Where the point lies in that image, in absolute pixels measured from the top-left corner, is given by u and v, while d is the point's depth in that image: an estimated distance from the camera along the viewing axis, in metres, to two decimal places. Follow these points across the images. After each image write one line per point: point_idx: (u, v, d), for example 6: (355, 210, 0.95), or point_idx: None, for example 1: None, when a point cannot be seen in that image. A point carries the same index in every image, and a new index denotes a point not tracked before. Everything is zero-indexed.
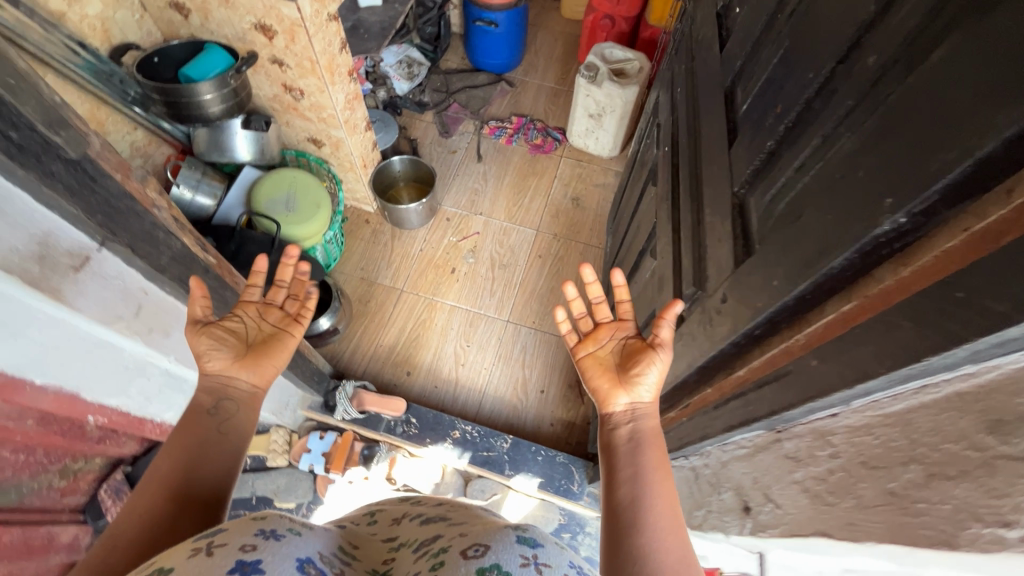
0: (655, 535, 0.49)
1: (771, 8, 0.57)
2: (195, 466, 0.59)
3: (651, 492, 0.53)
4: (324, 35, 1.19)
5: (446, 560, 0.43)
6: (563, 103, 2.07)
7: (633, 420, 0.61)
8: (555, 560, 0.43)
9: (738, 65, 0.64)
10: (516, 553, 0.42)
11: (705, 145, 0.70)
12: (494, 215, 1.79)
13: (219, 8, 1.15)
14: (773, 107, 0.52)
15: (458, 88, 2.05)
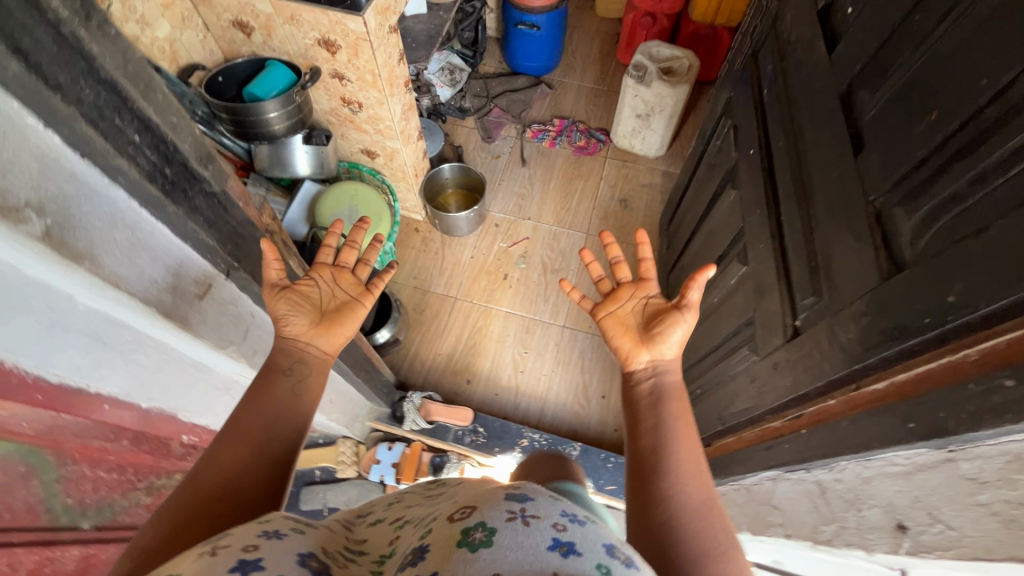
0: (675, 479, 0.57)
1: (904, 9, 0.55)
2: (266, 430, 0.61)
3: (672, 441, 0.61)
4: (386, 47, 1.19)
5: (434, 529, 0.42)
6: (603, 103, 2.05)
7: (655, 375, 0.69)
8: (544, 511, 0.41)
9: (857, 67, 0.62)
10: (502, 509, 0.40)
11: (817, 150, 0.68)
12: (543, 219, 1.78)
13: (283, 25, 1.15)
14: (926, 113, 0.50)
15: (498, 93, 2.04)
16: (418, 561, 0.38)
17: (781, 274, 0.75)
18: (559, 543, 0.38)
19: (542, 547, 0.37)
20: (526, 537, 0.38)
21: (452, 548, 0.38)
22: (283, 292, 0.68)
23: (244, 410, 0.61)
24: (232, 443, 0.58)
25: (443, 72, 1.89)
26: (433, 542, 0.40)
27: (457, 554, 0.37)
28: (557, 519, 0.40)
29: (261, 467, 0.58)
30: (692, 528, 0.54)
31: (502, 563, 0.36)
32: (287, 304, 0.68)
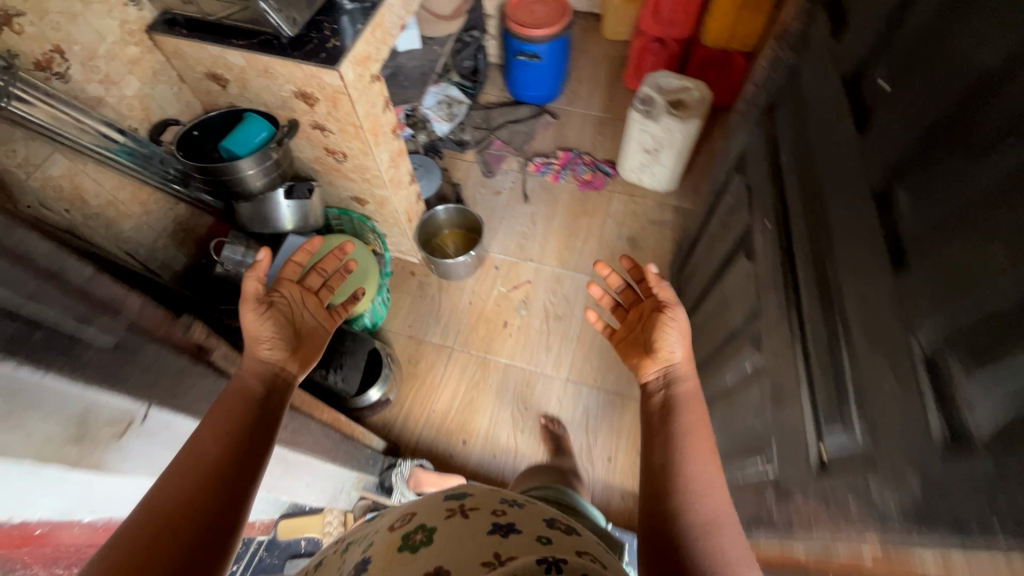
0: (687, 496, 0.60)
1: (955, 100, 0.44)
2: (231, 449, 0.57)
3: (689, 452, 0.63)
4: (368, 97, 1.12)
5: (375, 540, 0.50)
6: (610, 133, 1.95)
7: (667, 391, 0.72)
8: (483, 503, 0.52)
9: (894, 159, 0.51)
10: (444, 506, 0.52)
11: (848, 251, 0.57)
12: (545, 261, 1.68)
13: (257, 78, 1.08)
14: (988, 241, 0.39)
15: (499, 123, 1.95)
16: (362, 569, 0.46)
17: (805, 385, 0.64)
18: (499, 527, 0.48)
19: (483, 529, 0.47)
20: (464, 522, 0.48)
21: (394, 551, 0.46)
22: (264, 305, 0.72)
23: (209, 424, 0.59)
24: (191, 457, 0.54)
25: (440, 105, 1.81)
26: (376, 550, 0.47)
27: (399, 555, 0.45)
28: (497, 509, 0.51)
29: (224, 489, 0.54)
30: (701, 545, 0.56)
31: (440, 548, 0.45)
32: (268, 320, 0.72)
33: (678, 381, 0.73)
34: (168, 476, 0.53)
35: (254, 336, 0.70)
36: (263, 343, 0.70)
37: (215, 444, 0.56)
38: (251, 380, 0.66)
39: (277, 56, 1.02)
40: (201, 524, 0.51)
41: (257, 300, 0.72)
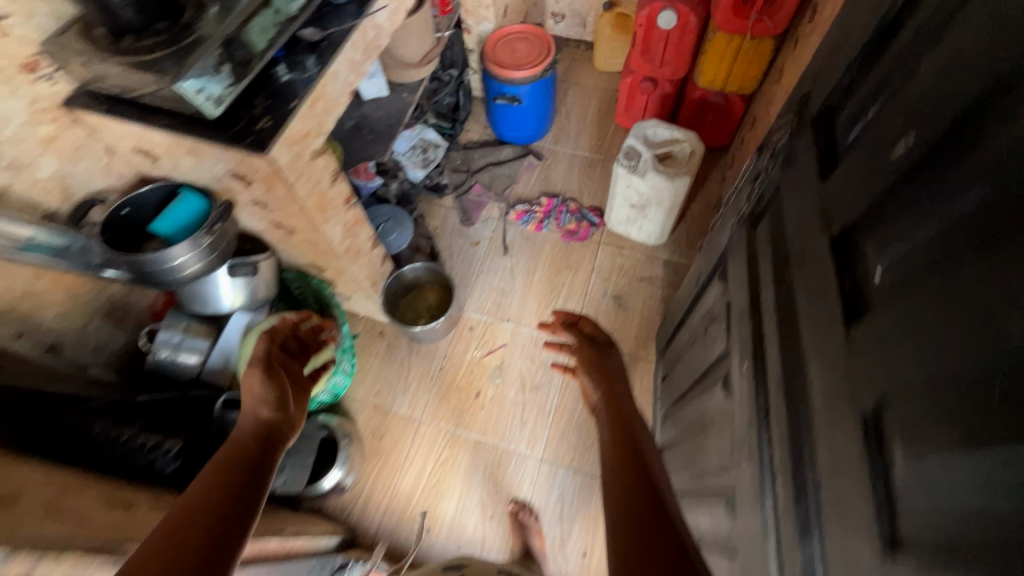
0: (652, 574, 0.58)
1: (980, 367, 0.32)
2: (252, 463, 0.68)
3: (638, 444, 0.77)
4: (311, 175, 1.01)
5: None
6: (599, 175, 1.83)
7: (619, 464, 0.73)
8: None
9: (893, 395, 0.39)
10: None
11: (834, 481, 0.44)
12: (524, 321, 1.57)
13: (186, 156, 0.98)
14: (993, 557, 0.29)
15: (480, 166, 1.83)
16: None
17: None
18: None
19: None
20: None
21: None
22: (261, 368, 0.88)
23: (234, 445, 0.71)
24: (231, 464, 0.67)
25: (414, 150, 1.70)
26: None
27: None
28: None
29: (238, 492, 0.62)
30: None
31: None
32: (265, 380, 0.87)
33: (611, 392, 0.93)
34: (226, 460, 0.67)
35: (252, 394, 0.84)
36: (263, 398, 0.83)
37: (257, 449, 0.72)
38: (258, 424, 0.77)
39: (204, 139, 0.92)
40: (224, 515, 0.58)
41: (262, 363, 0.90)
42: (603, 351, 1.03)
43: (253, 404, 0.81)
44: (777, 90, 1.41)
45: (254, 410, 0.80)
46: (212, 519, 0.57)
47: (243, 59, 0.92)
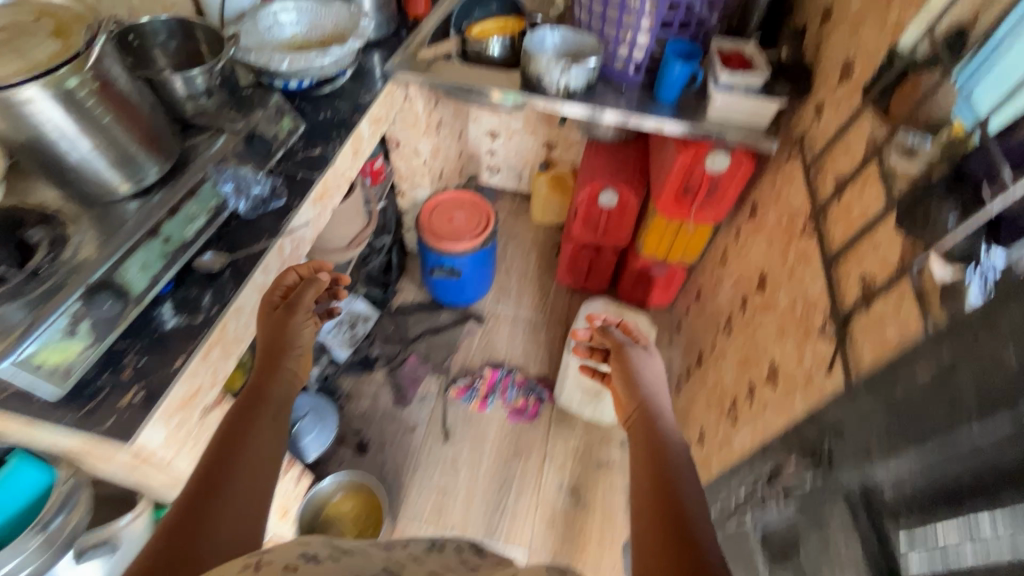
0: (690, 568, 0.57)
1: None
2: (259, 433, 0.70)
3: (676, 456, 0.75)
4: (196, 439, 0.80)
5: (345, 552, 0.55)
6: (545, 340, 1.72)
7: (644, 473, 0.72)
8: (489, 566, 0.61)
9: None
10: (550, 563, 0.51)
11: None
12: (470, 529, 1.35)
13: (19, 430, 0.73)
14: None
15: (415, 333, 1.67)
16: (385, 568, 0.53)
17: None
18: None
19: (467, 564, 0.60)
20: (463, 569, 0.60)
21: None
22: (304, 313, 0.84)
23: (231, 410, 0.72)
24: (244, 440, 0.69)
25: (340, 325, 1.52)
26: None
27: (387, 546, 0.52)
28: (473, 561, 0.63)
29: (251, 445, 0.69)
30: None
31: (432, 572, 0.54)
32: (304, 321, 0.84)
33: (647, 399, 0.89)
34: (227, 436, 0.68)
35: (289, 333, 0.82)
36: (296, 339, 0.83)
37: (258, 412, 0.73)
38: (270, 363, 0.79)
39: (42, 422, 0.68)
40: (245, 493, 0.64)
41: (293, 304, 0.84)
42: (645, 356, 0.97)
43: (275, 347, 0.79)
44: (723, 273, 1.37)
45: (273, 354, 0.80)
46: (227, 484, 0.64)
47: (113, 310, 0.72)
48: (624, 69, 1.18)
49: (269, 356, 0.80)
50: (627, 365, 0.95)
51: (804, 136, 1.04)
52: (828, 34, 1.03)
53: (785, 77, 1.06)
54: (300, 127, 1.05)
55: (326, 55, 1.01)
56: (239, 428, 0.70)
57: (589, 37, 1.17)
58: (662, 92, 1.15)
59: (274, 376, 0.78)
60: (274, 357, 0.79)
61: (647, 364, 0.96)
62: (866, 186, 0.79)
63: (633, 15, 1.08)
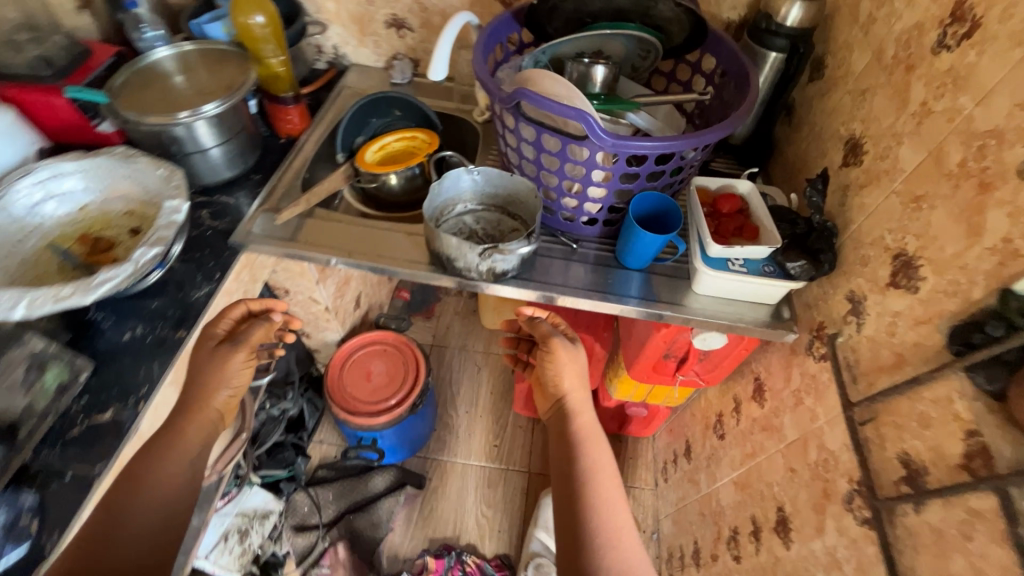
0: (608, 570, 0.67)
1: None
2: (173, 459, 0.66)
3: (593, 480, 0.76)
4: None
5: None
6: (502, 499, 1.39)
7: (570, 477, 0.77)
8: None
9: None
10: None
11: None
12: None
13: None
14: None
15: (337, 513, 1.32)
16: None
17: None
18: None
19: None
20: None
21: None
22: (244, 353, 0.74)
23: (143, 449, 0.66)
24: (149, 480, 0.63)
25: (226, 540, 1.17)
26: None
27: None
28: None
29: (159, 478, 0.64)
30: None
31: None
32: (240, 365, 0.74)
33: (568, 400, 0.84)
34: (144, 471, 0.64)
35: (219, 373, 0.72)
36: (226, 381, 0.73)
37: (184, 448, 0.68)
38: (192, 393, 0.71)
39: None
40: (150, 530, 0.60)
41: (237, 341, 0.74)
42: (573, 350, 0.86)
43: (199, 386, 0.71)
44: (721, 450, 1.06)
45: (196, 389, 0.72)
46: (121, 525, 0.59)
47: None
48: (573, 222, 0.84)
49: (191, 394, 0.72)
50: (551, 364, 0.84)
51: (835, 333, 0.73)
52: (859, 188, 0.72)
53: (804, 251, 0.74)
54: (82, 375, 0.68)
55: (89, 292, 0.63)
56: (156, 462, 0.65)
57: (524, 186, 0.83)
58: (629, 257, 0.82)
59: (196, 418, 0.70)
60: (202, 395, 0.72)
61: (573, 361, 0.85)
62: (974, 530, 0.48)
63: (578, 168, 0.74)
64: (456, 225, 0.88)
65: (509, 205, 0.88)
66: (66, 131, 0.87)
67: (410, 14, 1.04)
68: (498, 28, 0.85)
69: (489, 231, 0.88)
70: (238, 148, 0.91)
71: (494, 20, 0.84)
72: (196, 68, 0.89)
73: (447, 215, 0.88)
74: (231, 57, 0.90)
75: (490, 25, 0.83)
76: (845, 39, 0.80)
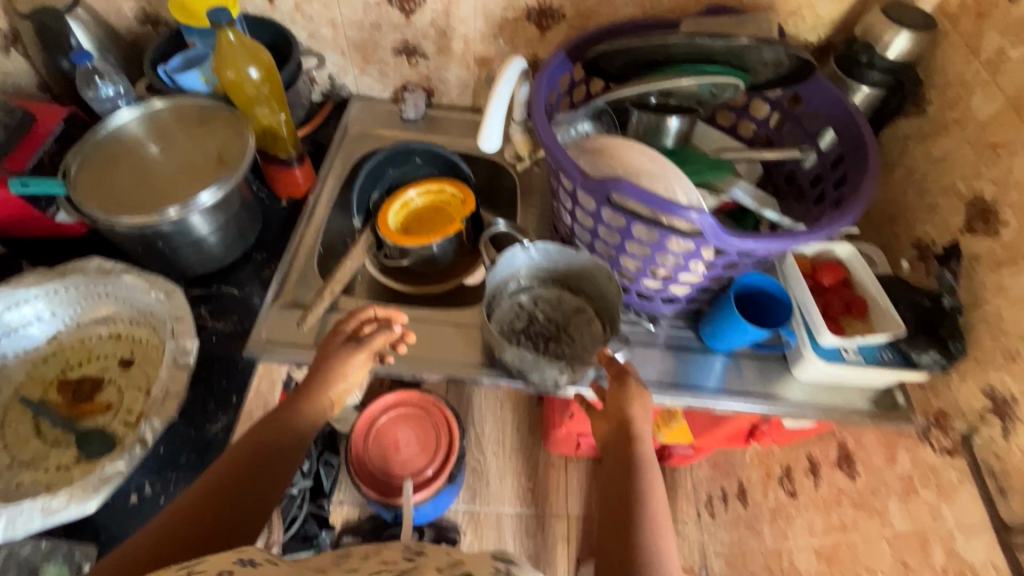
0: None
1: None
2: (286, 434, 0.58)
3: (647, 518, 0.56)
4: None
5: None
6: (541, 547, 1.31)
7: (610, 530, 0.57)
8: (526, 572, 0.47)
9: None
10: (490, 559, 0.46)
11: None
12: None
13: None
14: None
15: None
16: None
17: None
18: None
19: None
20: None
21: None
22: (364, 355, 0.63)
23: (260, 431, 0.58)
24: (259, 448, 0.57)
25: None
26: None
27: None
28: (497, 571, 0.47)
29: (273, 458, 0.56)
30: None
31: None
32: (359, 365, 0.63)
33: (635, 421, 0.62)
34: (253, 446, 0.57)
35: (337, 369, 0.62)
36: (342, 376, 0.62)
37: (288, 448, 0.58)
38: (329, 367, 0.62)
39: None
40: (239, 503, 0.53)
41: (360, 342, 0.63)
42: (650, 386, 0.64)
43: (318, 373, 0.62)
44: (790, 508, 0.99)
45: (315, 382, 0.61)
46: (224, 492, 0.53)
47: None
48: (647, 300, 0.72)
49: (310, 379, 0.62)
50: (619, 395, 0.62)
51: (967, 432, 0.64)
52: (995, 266, 0.61)
53: (930, 337, 0.65)
54: (85, 567, 0.55)
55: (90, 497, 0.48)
56: (266, 435, 0.58)
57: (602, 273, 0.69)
58: (718, 342, 0.71)
59: (305, 401, 0.60)
60: (317, 383, 0.61)
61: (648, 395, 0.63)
62: None
63: (673, 258, 0.62)
64: (511, 305, 0.75)
65: (575, 282, 0.74)
66: (11, 224, 0.67)
67: (424, 39, 0.87)
68: (552, 72, 0.71)
69: (552, 312, 0.75)
70: (237, 228, 0.76)
71: (550, 63, 0.70)
72: (173, 132, 0.71)
73: (502, 294, 0.74)
74: (217, 117, 0.72)
75: (545, 70, 0.69)
76: (961, 76, 0.68)
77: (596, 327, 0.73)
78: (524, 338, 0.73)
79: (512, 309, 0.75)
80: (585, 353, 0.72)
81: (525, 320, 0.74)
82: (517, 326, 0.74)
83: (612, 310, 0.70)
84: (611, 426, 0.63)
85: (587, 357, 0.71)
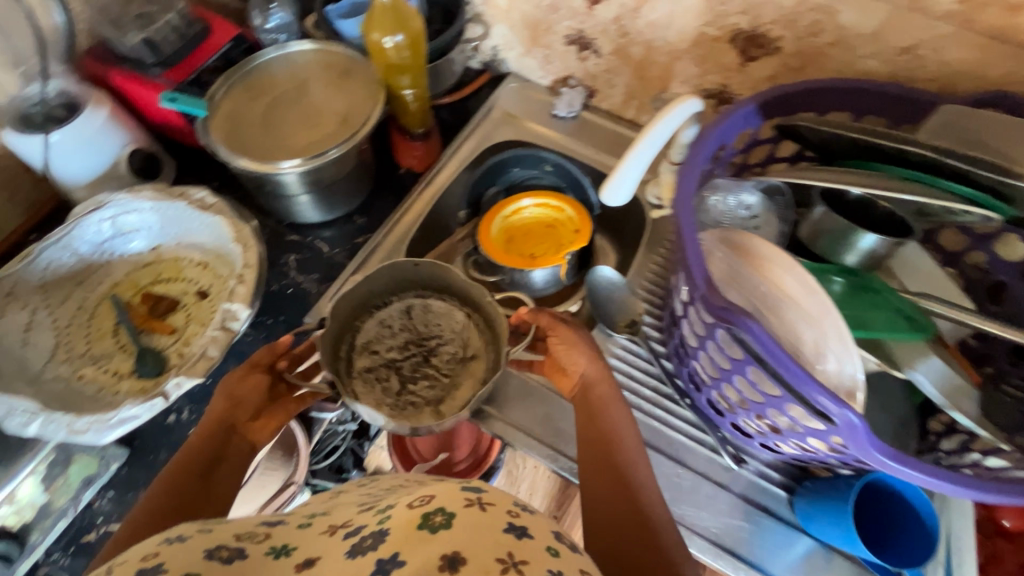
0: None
1: None
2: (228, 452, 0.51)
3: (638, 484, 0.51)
4: None
5: (390, 514, 0.34)
6: None
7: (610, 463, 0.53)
8: (500, 498, 0.35)
9: None
10: (458, 495, 0.34)
11: None
12: None
13: None
14: None
15: None
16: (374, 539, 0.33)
17: None
18: (514, 527, 0.33)
19: (400, 526, 0.32)
20: None
21: (409, 531, 0.32)
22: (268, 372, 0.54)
23: (200, 436, 0.50)
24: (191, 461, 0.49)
25: None
26: (393, 525, 0.33)
27: (416, 535, 0.31)
28: (468, 498, 0.34)
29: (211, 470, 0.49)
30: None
31: (417, 506, 0.34)
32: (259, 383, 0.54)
33: (593, 382, 0.56)
34: (189, 456, 0.49)
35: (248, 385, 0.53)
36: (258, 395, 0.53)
37: (241, 448, 0.51)
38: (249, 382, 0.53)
39: None
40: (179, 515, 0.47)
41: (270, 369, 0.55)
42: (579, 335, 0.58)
43: (234, 393, 0.52)
44: None
45: (232, 397, 0.52)
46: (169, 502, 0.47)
47: None
48: (743, 436, 0.56)
49: (231, 390, 0.53)
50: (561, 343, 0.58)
51: None
52: None
53: None
54: (112, 466, 0.59)
55: (109, 427, 0.52)
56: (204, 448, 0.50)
57: (406, 265, 0.61)
58: (810, 525, 0.54)
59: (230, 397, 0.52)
60: (235, 389, 0.52)
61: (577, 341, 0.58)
62: None
63: (788, 421, 0.47)
64: (365, 377, 0.63)
65: (379, 296, 0.65)
66: (167, 127, 0.73)
67: (602, 35, 0.74)
68: (731, 126, 0.55)
69: (398, 343, 0.65)
70: (343, 188, 0.72)
71: (732, 114, 0.54)
72: (311, 81, 0.70)
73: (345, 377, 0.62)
74: (358, 74, 0.69)
75: (722, 123, 0.54)
76: None
77: (439, 309, 0.66)
78: (415, 388, 0.63)
79: (370, 382, 0.63)
80: (464, 333, 0.65)
81: (391, 375, 0.64)
82: (394, 387, 0.63)
83: (446, 279, 0.63)
84: (574, 383, 0.58)
85: (476, 335, 0.65)
